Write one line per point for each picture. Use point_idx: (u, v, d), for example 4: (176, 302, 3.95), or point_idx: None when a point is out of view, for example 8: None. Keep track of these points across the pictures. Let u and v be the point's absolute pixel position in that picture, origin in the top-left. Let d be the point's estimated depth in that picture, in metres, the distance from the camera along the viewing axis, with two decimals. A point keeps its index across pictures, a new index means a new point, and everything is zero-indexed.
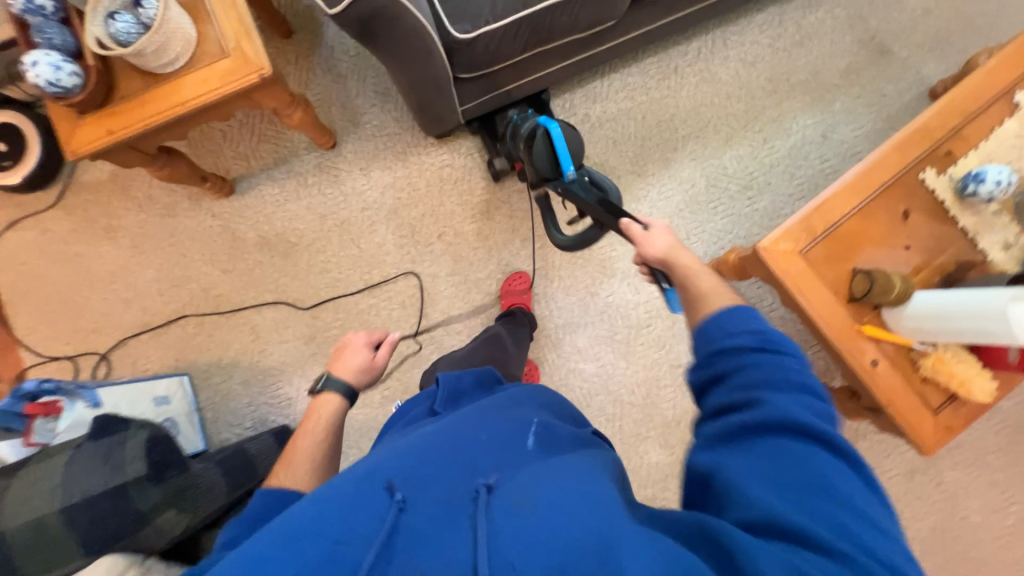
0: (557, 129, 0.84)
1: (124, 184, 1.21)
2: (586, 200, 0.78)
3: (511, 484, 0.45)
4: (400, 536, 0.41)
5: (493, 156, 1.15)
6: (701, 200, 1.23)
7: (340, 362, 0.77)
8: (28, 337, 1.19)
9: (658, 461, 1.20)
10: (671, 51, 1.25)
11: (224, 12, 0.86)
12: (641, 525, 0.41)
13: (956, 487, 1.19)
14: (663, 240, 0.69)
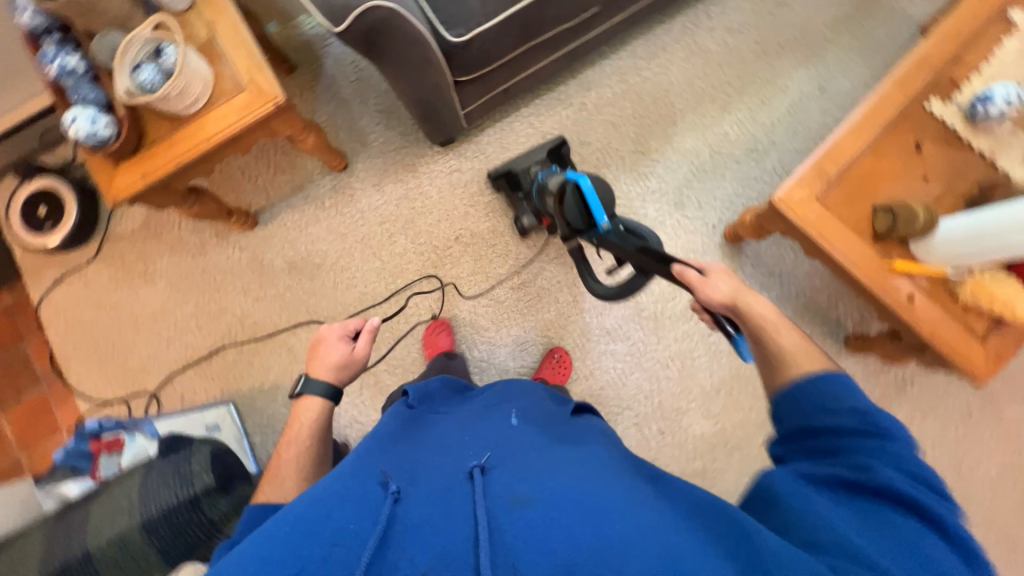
0: (586, 181, 0.74)
1: (157, 230, 1.28)
2: (626, 249, 0.68)
3: (504, 470, 0.51)
4: (402, 523, 0.46)
5: (520, 213, 1.18)
6: (708, 169, 1.24)
7: (316, 361, 0.75)
8: (82, 386, 1.25)
9: (703, 432, 1.19)
10: (656, 31, 1.29)
11: (236, 50, 0.92)
12: (621, 510, 0.45)
13: (1017, 422, 1.15)
14: (727, 283, 0.65)
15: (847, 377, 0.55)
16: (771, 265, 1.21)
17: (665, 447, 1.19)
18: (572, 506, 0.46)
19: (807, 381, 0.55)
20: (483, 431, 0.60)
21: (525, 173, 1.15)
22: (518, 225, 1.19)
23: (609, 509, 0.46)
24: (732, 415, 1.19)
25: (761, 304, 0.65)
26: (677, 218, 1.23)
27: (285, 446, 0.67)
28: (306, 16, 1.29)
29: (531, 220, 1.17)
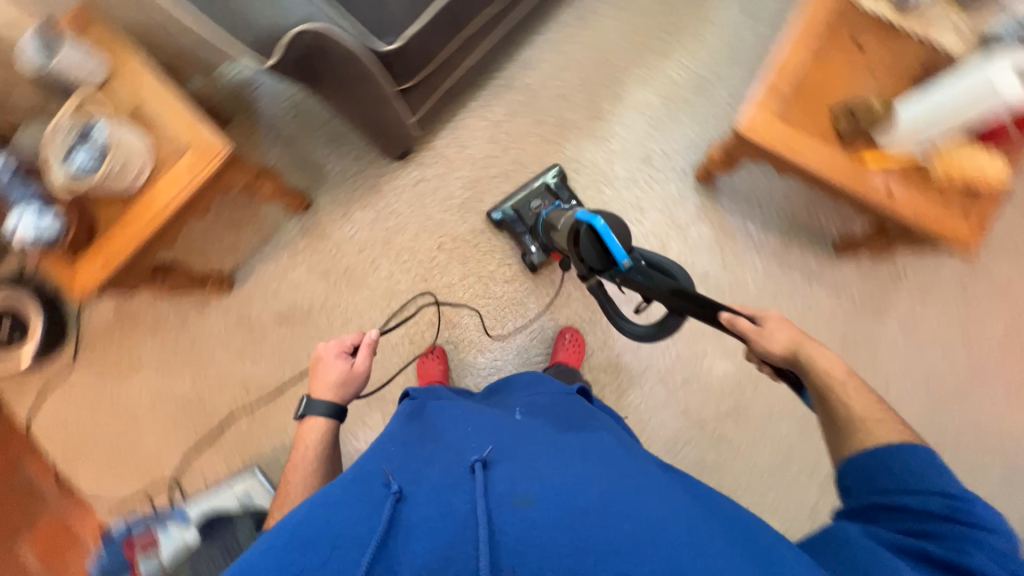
0: (601, 221, 0.74)
1: (133, 316, 1.23)
2: (651, 289, 0.70)
3: (506, 466, 0.52)
4: (404, 520, 0.47)
5: (527, 249, 1.19)
6: (665, 117, 1.25)
7: (317, 380, 0.78)
8: (98, 495, 1.19)
9: (725, 371, 1.21)
10: None
11: (170, 113, 0.89)
12: (620, 515, 0.47)
13: (1009, 282, 1.20)
14: (782, 333, 0.67)
15: (929, 453, 0.55)
16: (746, 194, 1.23)
17: (694, 393, 1.20)
18: (575, 505, 0.48)
19: (889, 451, 0.56)
20: (485, 429, 0.62)
21: (528, 211, 1.20)
22: (526, 261, 1.21)
23: (609, 509, 0.48)
24: (748, 346, 1.21)
25: (826, 358, 0.66)
26: (647, 171, 1.24)
27: (293, 467, 0.70)
28: (227, 64, 1.22)
29: (541, 256, 1.19)
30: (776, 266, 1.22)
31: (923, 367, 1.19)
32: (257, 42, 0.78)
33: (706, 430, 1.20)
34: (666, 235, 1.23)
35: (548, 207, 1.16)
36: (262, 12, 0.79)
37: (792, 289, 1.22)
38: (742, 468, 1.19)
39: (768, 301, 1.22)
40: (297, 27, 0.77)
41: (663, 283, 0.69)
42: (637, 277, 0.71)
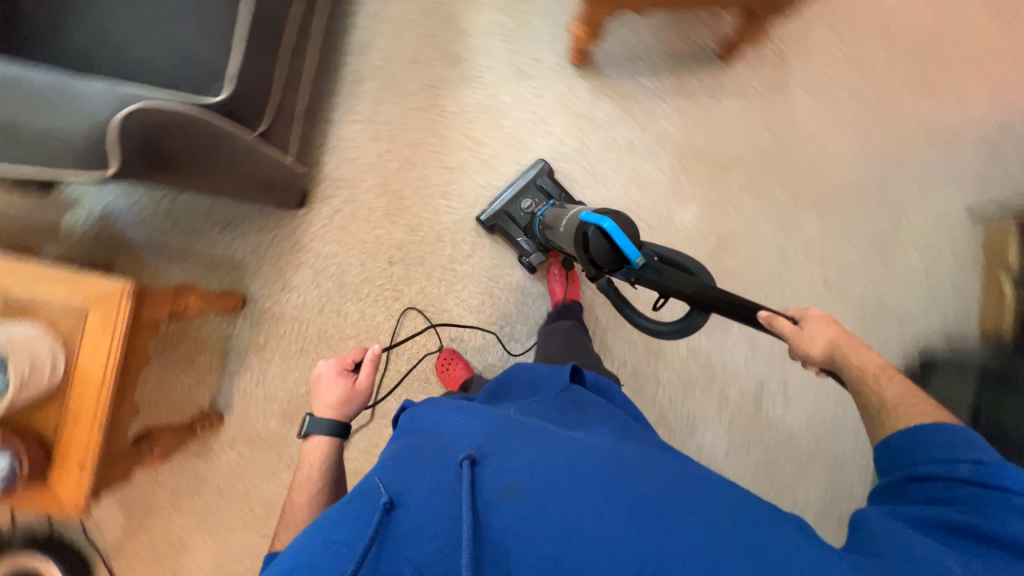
0: (608, 221, 0.75)
1: (143, 502, 1.12)
2: (670, 283, 0.72)
3: (497, 459, 0.50)
4: (393, 532, 0.44)
5: (527, 251, 1.20)
6: (512, 27, 1.25)
7: (319, 394, 0.85)
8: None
9: (693, 215, 1.27)
10: None
11: (43, 286, 0.79)
12: (611, 493, 0.47)
13: (865, 6, 1.29)
14: (819, 335, 0.73)
15: (969, 431, 0.57)
16: (622, 53, 1.26)
17: (679, 247, 1.26)
18: (564, 490, 0.47)
19: (920, 432, 0.59)
20: (478, 414, 0.59)
21: (520, 212, 1.20)
22: (524, 263, 1.22)
23: (602, 490, 0.47)
24: (699, 183, 1.27)
25: (863, 355, 0.71)
26: (526, 85, 1.25)
27: (296, 486, 0.73)
28: (68, 213, 1.16)
29: (539, 255, 1.20)
30: (682, 100, 1.26)
31: (842, 111, 1.28)
32: (83, 157, 0.69)
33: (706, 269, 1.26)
34: (578, 130, 1.26)
35: (541, 207, 1.17)
36: (68, 116, 0.68)
37: (706, 111, 1.27)
38: (753, 281, 1.27)
39: (693, 134, 1.27)
40: (115, 116, 0.68)
41: (679, 276, 0.72)
42: (652, 273, 0.73)
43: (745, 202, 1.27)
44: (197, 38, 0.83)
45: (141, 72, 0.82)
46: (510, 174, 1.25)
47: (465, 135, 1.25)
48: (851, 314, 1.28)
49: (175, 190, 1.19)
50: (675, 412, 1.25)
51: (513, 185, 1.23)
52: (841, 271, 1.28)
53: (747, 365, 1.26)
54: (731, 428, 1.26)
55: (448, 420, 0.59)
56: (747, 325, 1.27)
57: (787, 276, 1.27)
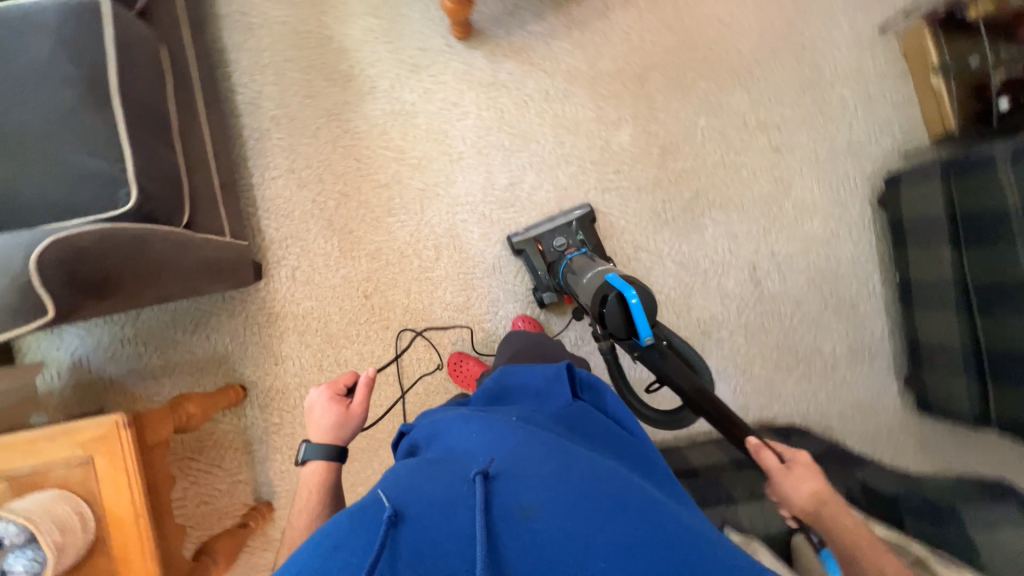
0: (635, 298, 0.77)
1: None
2: (668, 370, 0.79)
3: (512, 476, 0.46)
4: (400, 549, 0.40)
5: (544, 288, 1.20)
6: (387, 26, 1.22)
7: (310, 420, 0.81)
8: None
9: (629, 136, 1.27)
10: (223, 13, 1.19)
11: (37, 452, 0.77)
12: (637, 515, 0.42)
13: None
14: (807, 484, 0.77)
15: None
16: (501, 8, 1.24)
17: (628, 171, 1.27)
18: (585, 508, 0.42)
19: None
20: (490, 427, 0.54)
21: (551, 248, 1.19)
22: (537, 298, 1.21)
23: (627, 516, 0.42)
24: (622, 104, 1.26)
25: (847, 521, 0.74)
26: (424, 76, 1.23)
27: (296, 513, 0.71)
28: (38, 376, 1.13)
29: (552, 295, 1.20)
30: (575, 31, 1.25)
31: None
32: (15, 316, 0.67)
33: (661, 181, 1.27)
34: (490, 99, 1.24)
35: (573, 250, 1.17)
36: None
37: (601, 33, 1.26)
38: (708, 175, 1.28)
39: (599, 59, 1.26)
40: (31, 258, 0.66)
41: (681, 372, 0.79)
42: (657, 358, 0.79)
43: (672, 104, 1.27)
44: (80, 151, 0.79)
45: (42, 208, 0.79)
46: (554, 211, 1.25)
47: (386, 148, 1.23)
48: (808, 169, 1.30)
49: (134, 312, 1.17)
50: (685, 324, 1.28)
51: (551, 220, 1.23)
52: (784, 132, 1.29)
53: (732, 253, 1.29)
54: (741, 316, 1.29)
55: (457, 435, 0.55)
56: (718, 217, 1.29)
57: (737, 157, 1.29)
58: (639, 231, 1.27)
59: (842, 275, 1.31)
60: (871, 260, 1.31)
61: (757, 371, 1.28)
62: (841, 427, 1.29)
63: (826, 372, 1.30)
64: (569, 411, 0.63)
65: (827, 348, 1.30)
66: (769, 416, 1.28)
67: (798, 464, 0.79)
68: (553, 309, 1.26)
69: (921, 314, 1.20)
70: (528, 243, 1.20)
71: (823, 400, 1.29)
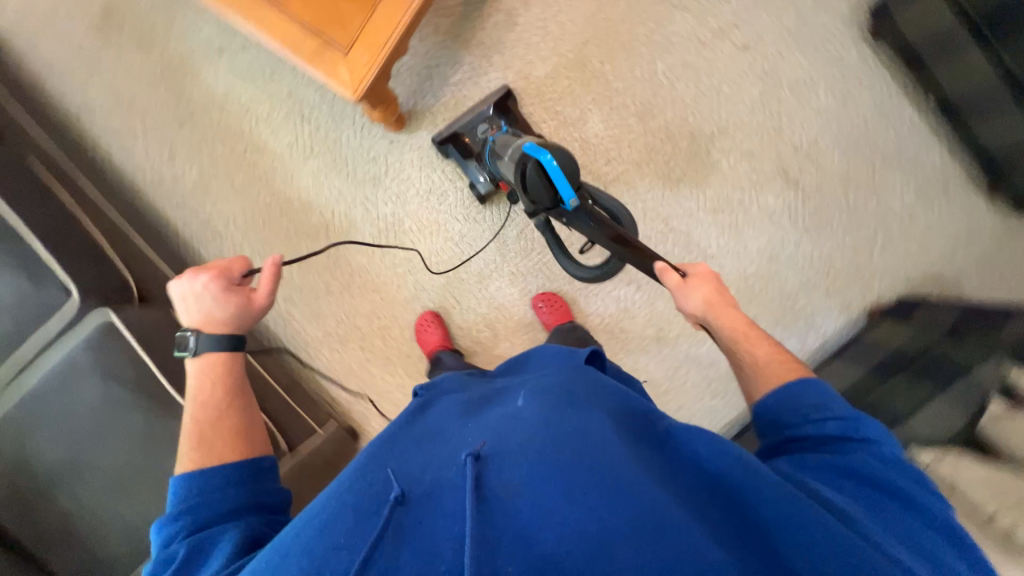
0: (551, 159, 0.73)
1: None
2: (594, 230, 0.77)
3: (501, 457, 0.48)
4: (398, 525, 0.45)
5: (473, 181, 1.16)
6: (329, 159, 1.20)
7: (195, 309, 0.71)
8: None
9: (599, 123, 1.20)
10: (189, 237, 1.20)
11: None
12: (620, 485, 0.44)
13: None
14: (698, 294, 0.72)
15: None
16: (417, 79, 1.19)
17: (618, 154, 1.21)
18: (562, 486, 0.44)
19: None
20: None
21: (476, 138, 1.12)
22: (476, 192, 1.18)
23: (605, 481, 0.44)
24: (577, 97, 1.20)
25: (729, 318, 0.71)
26: (387, 184, 1.21)
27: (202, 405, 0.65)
28: None
29: (485, 185, 1.15)
30: (494, 56, 1.19)
31: None
32: None
33: (654, 146, 1.21)
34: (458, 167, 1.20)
35: (495, 131, 1.08)
36: None
37: (519, 42, 1.19)
38: (694, 112, 1.20)
39: (532, 68, 1.19)
40: None
41: (606, 224, 0.76)
42: (584, 219, 0.77)
43: (623, 68, 1.19)
44: (173, 456, 0.82)
45: None
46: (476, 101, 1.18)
47: (394, 266, 1.22)
48: (785, 48, 1.20)
49: None
50: (749, 261, 1.22)
51: (473, 110, 1.16)
52: (744, 27, 1.19)
53: (759, 170, 1.21)
54: (799, 223, 1.22)
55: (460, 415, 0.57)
56: (726, 146, 1.21)
57: (713, 79, 1.20)
58: (660, 203, 1.22)
59: (873, 127, 1.21)
60: (894, 94, 1.21)
61: (841, 265, 1.22)
62: (950, 269, 1.21)
63: (907, 226, 1.22)
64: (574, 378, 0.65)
65: (897, 205, 1.22)
66: (877, 299, 1.22)
67: (696, 277, 0.75)
68: (495, 199, 1.21)
69: (977, 124, 1.10)
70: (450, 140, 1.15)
71: (919, 254, 1.22)
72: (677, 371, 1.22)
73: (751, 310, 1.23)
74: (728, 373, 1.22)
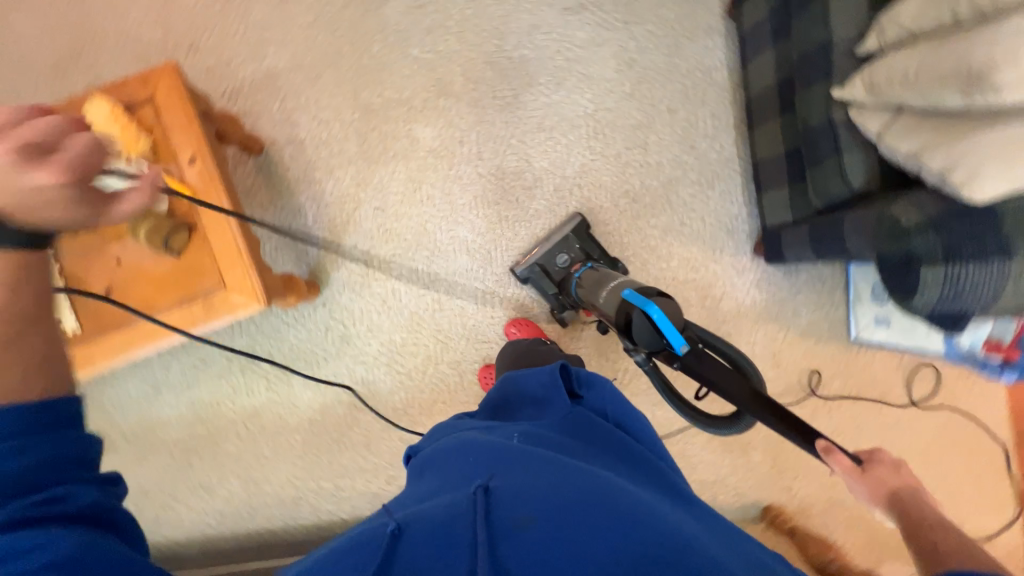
0: (657, 309, 0.70)
1: (864, 538, 1.22)
2: (721, 380, 0.64)
3: (512, 489, 0.49)
4: (403, 558, 0.44)
5: (557, 306, 1.21)
6: (300, 365, 1.23)
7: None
8: (990, 411, 1.23)
9: (426, 128, 1.25)
10: (291, 520, 1.23)
11: None
12: (640, 518, 0.46)
13: (165, 23, 1.23)
14: (882, 478, 0.66)
15: None
16: (290, 247, 1.23)
17: (462, 129, 1.25)
18: (577, 514, 0.46)
19: None
20: (486, 444, 0.57)
21: (555, 268, 1.19)
22: (558, 318, 1.22)
23: (623, 517, 0.46)
24: (395, 132, 1.24)
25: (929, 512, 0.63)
26: (354, 330, 1.23)
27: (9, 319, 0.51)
28: None
29: (571, 313, 1.21)
30: (316, 174, 1.24)
31: (277, 16, 1.24)
32: None
33: (476, 97, 1.25)
34: (383, 263, 1.24)
35: (577, 265, 1.15)
36: None
37: (319, 148, 1.24)
38: (471, 47, 1.25)
39: (347, 150, 1.24)
40: None
41: (736, 378, 0.63)
42: (694, 360, 0.67)
43: (398, 81, 1.25)
44: None
45: None
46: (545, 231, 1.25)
47: (425, 371, 1.23)
48: None
49: None
50: (620, 84, 1.25)
51: (547, 239, 1.22)
52: None
53: (552, 26, 1.25)
54: (616, 23, 1.25)
55: (457, 456, 0.58)
56: (514, 41, 1.25)
57: (454, 16, 1.25)
58: (525, 122, 1.25)
59: None
60: None
61: (674, 12, 1.25)
62: None
63: None
64: (570, 419, 0.67)
65: None
66: (722, 2, 1.25)
67: (875, 458, 0.67)
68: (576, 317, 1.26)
69: None
70: (529, 271, 1.20)
71: None
72: (671, 201, 1.25)
73: (662, 109, 1.25)
74: (700, 160, 1.25)
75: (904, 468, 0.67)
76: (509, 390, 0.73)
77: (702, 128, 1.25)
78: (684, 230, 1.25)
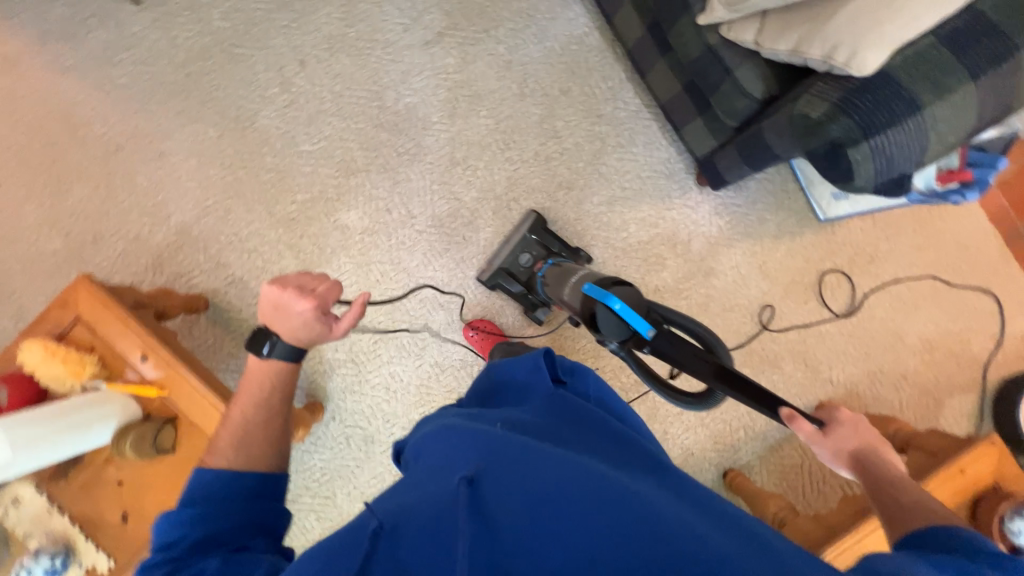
0: (618, 302, 0.74)
1: (916, 390, 1.25)
2: (683, 356, 0.66)
3: (497, 478, 0.47)
4: (389, 557, 0.42)
5: (529, 305, 1.20)
6: (338, 482, 1.21)
7: (274, 318, 0.69)
8: (968, 225, 1.28)
9: (351, 211, 1.23)
10: None
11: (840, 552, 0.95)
12: (627, 507, 0.44)
13: (61, 229, 1.20)
14: (847, 440, 0.73)
15: None
16: None
17: (384, 197, 1.24)
18: (567, 511, 0.44)
19: None
20: (469, 433, 0.55)
21: (520, 268, 1.19)
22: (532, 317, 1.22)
23: (610, 507, 0.44)
24: (324, 229, 1.23)
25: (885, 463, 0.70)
26: (373, 426, 1.22)
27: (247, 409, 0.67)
28: None
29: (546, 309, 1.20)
30: None
31: (163, 174, 1.22)
32: None
33: (383, 163, 1.24)
34: (369, 353, 1.22)
35: (540, 262, 1.16)
36: None
37: (260, 276, 1.22)
38: (357, 119, 1.24)
39: (288, 267, 1.22)
40: None
41: (700, 354, 0.65)
42: (662, 344, 0.69)
43: (305, 182, 1.23)
44: None
45: None
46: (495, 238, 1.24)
47: None
48: (311, 26, 1.25)
49: None
50: (508, 88, 1.25)
51: (508, 240, 1.22)
52: (284, 61, 1.24)
53: (421, 66, 1.25)
54: (478, 35, 1.25)
55: (442, 444, 0.55)
56: (393, 95, 1.25)
57: (327, 98, 1.24)
58: (439, 164, 1.25)
59: None
60: None
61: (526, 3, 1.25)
62: None
63: None
64: (552, 401, 0.66)
65: None
66: None
67: (840, 423, 0.74)
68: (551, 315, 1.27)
69: None
70: (495, 275, 1.20)
71: None
72: (604, 173, 1.25)
73: (556, 94, 1.25)
74: (612, 124, 1.25)
75: (862, 424, 0.74)
76: (498, 378, 0.74)
77: (600, 94, 1.25)
78: (628, 193, 1.25)
